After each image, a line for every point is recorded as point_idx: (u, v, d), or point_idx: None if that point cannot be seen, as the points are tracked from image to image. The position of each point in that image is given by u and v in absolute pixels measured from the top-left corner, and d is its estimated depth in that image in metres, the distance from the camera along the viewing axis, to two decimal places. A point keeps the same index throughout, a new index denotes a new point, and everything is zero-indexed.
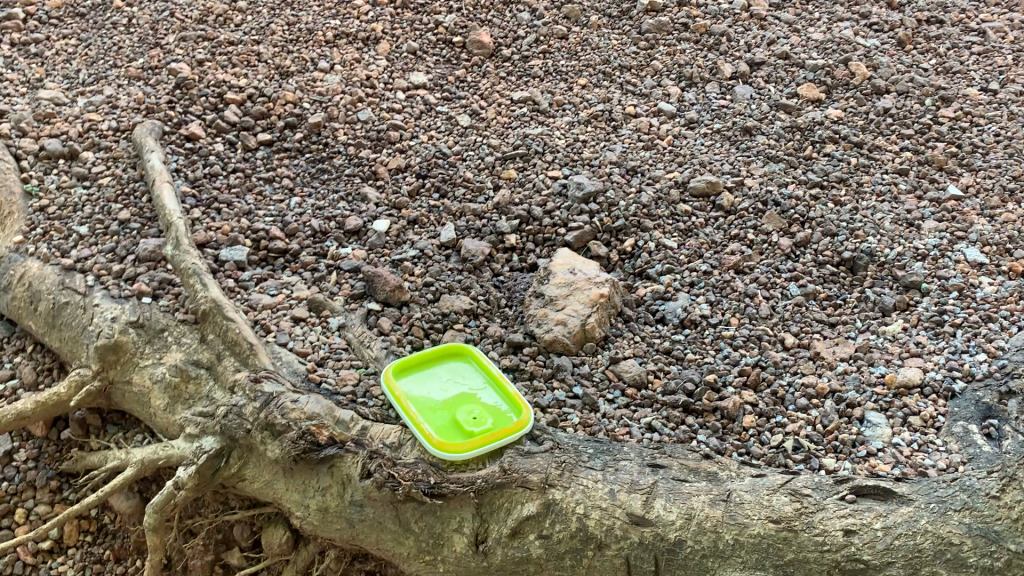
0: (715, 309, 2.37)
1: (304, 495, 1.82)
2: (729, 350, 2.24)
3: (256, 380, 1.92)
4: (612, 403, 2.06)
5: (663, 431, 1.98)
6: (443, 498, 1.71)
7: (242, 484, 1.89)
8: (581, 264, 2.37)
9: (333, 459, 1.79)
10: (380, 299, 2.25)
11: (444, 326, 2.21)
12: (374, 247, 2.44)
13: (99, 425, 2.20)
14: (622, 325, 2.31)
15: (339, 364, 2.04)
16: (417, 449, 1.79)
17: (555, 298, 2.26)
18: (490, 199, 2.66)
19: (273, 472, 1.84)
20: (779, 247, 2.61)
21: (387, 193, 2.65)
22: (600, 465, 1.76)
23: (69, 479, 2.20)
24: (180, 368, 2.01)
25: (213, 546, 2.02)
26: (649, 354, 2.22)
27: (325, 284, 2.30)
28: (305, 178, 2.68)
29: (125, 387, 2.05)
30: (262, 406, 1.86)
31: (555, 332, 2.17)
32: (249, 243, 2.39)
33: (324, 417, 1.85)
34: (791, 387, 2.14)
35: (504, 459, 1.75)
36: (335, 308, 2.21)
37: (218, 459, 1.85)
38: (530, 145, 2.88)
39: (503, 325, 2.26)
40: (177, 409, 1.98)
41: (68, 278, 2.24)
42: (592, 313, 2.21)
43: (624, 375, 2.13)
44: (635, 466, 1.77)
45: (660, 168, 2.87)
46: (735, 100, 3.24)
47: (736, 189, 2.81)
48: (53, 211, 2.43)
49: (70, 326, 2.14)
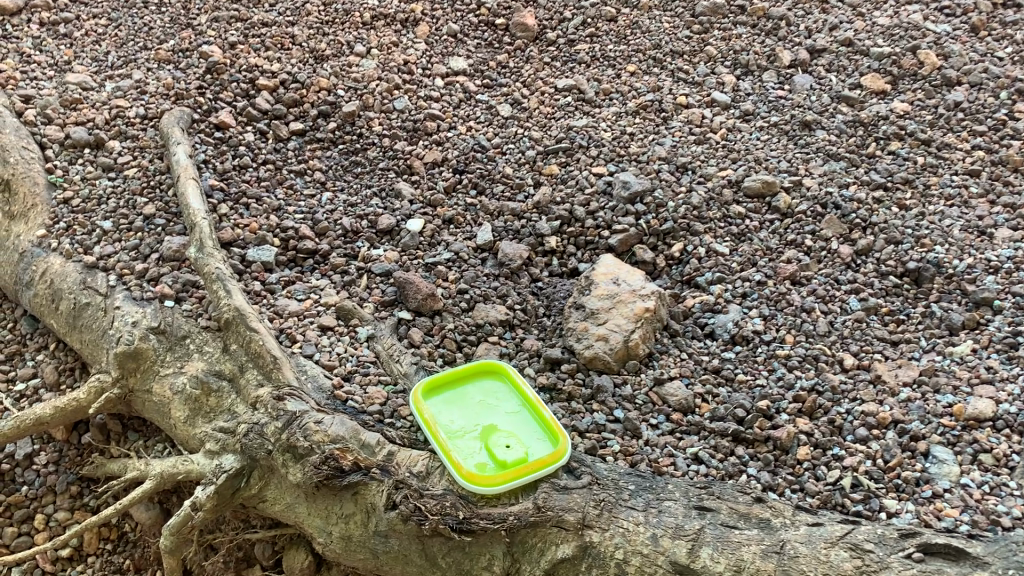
0: (769, 324, 2.22)
1: (327, 521, 1.74)
2: (784, 371, 2.09)
3: (279, 398, 1.81)
4: (656, 429, 1.93)
5: (710, 463, 1.84)
6: (473, 535, 1.61)
7: (263, 505, 1.82)
8: (626, 273, 2.20)
9: (357, 486, 1.69)
10: (412, 308, 2.13)
11: (478, 339, 2.09)
12: (407, 249, 2.31)
13: (120, 431, 2.12)
14: (668, 340, 2.17)
15: (366, 379, 1.93)
16: (446, 480, 1.68)
17: (597, 311, 2.11)
18: (531, 197, 2.52)
19: (295, 495, 1.76)
20: (839, 255, 2.44)
21: (422, 189, 2.52)
22: (642, 505, 1.63)
23: (89, 485, 2.14)
24: (202, 380, 1.91)
25: (234, 564, 1.96)
26: (697, 373, 2.07)
27: (354, 289, 2.18)
28: (337, 171, 2.56)
29: (145, 396, 1.98)
30: (284, 426, 1.76)
31: (595, 349, 2.04)
32: (278, 242, 2.27)
33: (348, 440, 1.74)
34: (850, 415, 1.99)
35: (539, 495, 1.64)
36: (364, 316, 2.09)
37: (237, 479, 1.78)
38: (574, 138, 2.72)
39: (541, 338, 2.14)
40: (198, 422, 1.90)
41: (90, 277, 2.16)
42: (636, 328, 2.06)
43: (670, 399, 1.98)
44: (679, 507, 1.63)
45: (713, 165, 2.70)
46: (794, 90, 3.06)
47: (794, 189, 2.64)
48: (77, 204, 2.35)
49: (92, 329, 2.07)
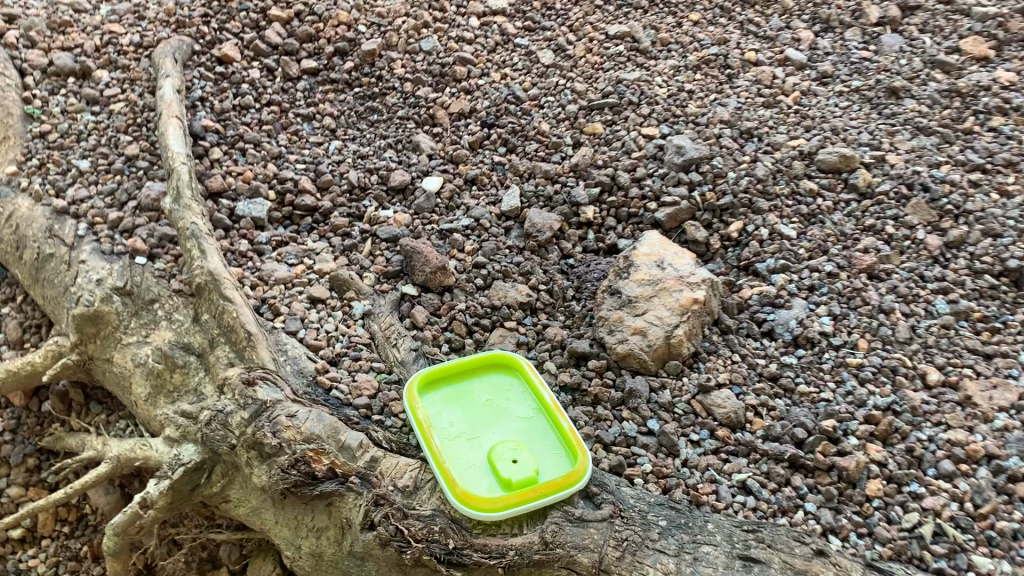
0: (839, 326, 1.88)
1: (296, 533, 1.47)
2: (854, 384, 1.75)
3: (249, 382, 1.52)
4: (697, 447, 1.63)
5: (760, 494, 1.54)
6: (465, 570, 1.33)
7: (226, 506, 1.55)
8: (672, 255, 1.86)
9: (332, 497, 1.41)
10: (418, 282, 1.82)
11: (492, 323, 1.79)
12: (421, 211, 2.00)
13: (82, 402, 1.86)
14: (717, 338, 1.85)
15: (357, 365, 1.64)
16: (436, 498, 1.39)
17: (635, 299, 1.78)
18: (568, 158, 2.18)
19: (261, 499, 1.48)
20: (926, 247, 2.06)
21: (444, 143, 2.20)
22: (674, 549, 1.34)
23: (49, 459, 1.88)
24: (166, 352, 1.64)
25: (197, 565, 1.71)
26: (751, 381, 1.76)
27: (355, 255, 1.88)
28: (351, 117, 2.25)
29: (105, 366, 1.72)
30: (251, 418, 1.48)
31: (630, 344, 1.73)
32: (273, 196, 1.98)
33: (325, 440, 1.45)
34: (933, 443, 1.63)
35: (548, 527, 1.35)
36: (361, 288, 1.79)
37: (197, 474, 1.51)
38: (624, 93, 2.37)
39: (566, 326, 1.83)
40: (159, 402, 1.63)
41: (58, 224, 1.89)
42: (681, 323, 1.73)
43: (716, 411, 1.67)
44: (720, 555, 1.32)
45: (782, 132, 2.34)
46: (881, 51, 2.65)
47: (876, 165, 2.26)
48: (54, 139, 2.08)
49: (53, 284, 1.80)
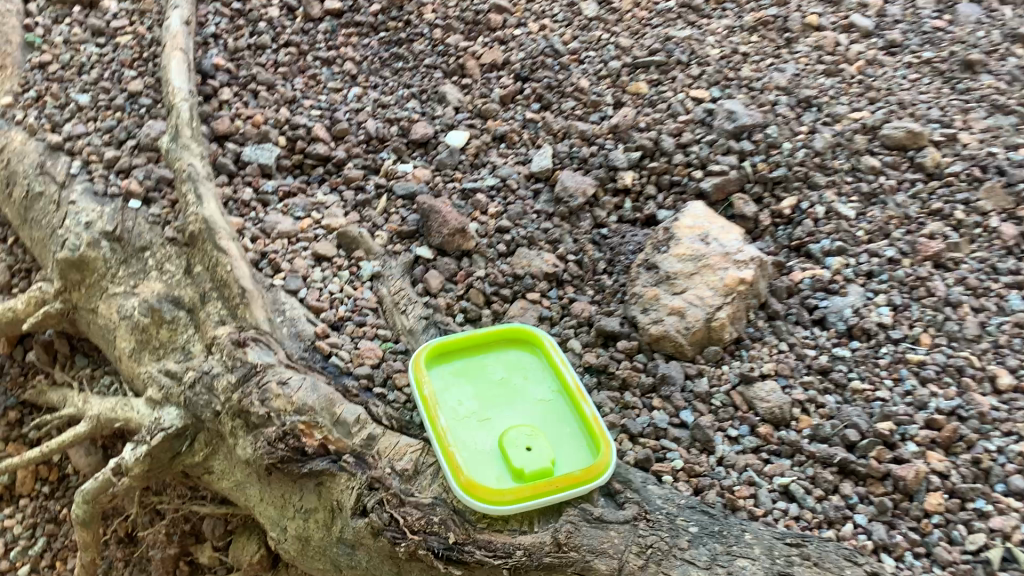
0: (900, 318, 1.68)
1: (283, 514, 1.31)
2: (915, 385, 1.56)
3: (239, 343, 1.37)
4: (735, 444, 1.46)
5: (804, 502, 1.37)
6: (465, 568, 1.17)
7: (209, 477, 1.41)
8: (718, 229, 1.67)
9: (322, 476, 1.26)
10: (434, 244, 1.65)
11: (513, 294, 1.63)
12: (443, 168, 1.83)
13: (68, 355, 1.71)
14: (763, 325, 1.66)
15: (360, 331, 1.49)
16: (438, 485, 1.24)
17: (673, 276, 1.60)
18: (608, 119, 1.99)
19: (246, 474, 1.34)
20: (999, 236, 1.83)
21: (472, 96, 2.02)
22: (705, 561, 1.17)
23: (32, 413, 1.75)
24: (154, 306, 1.50)
25: (178, 538, 1.57)
26: (798, 374, 1.57)
27: (368, 211, 1.71)
28: (373, 65, 2.08)
29: (89, 317, 1.58)
30: (238, 383, 1.33)
31: (665, 326, 1.55)
32: (283, 142, 1.81)
33: (318, 413, 1.30)
34: (1004, 456, 1.43)
35: (561, 526, 1.19)
36: (372, 247, 1.62)
37: (178, 441, 1.37)
38: (672, 51, 2.17)
39: (595, 302, 1.66)
40: (144, 359, 1.49)
41: (50, 161, 1.74)
42: (724, 305, 1.55)
43: (758, 405, 1.49)
44: (757, 571, 1.15)
45: (844, 104, 2.13)
46: (957, 21, 2.40)
47: (946, 144, 2.02)
48: (54, 70, 1.93)
49: (41, 226, 1.67)
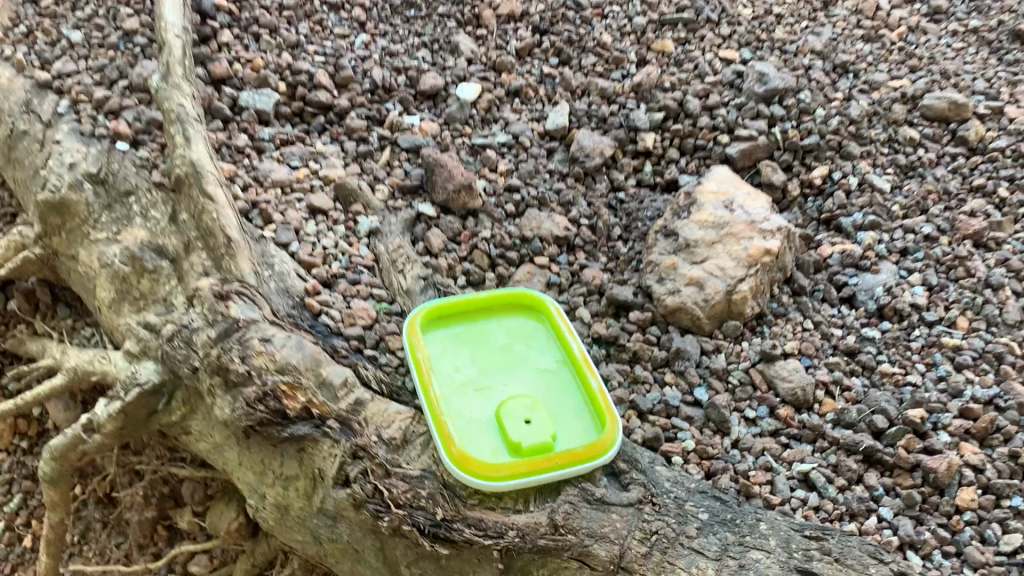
0: (935, 299, 1.57)
1: (261, 481, 1.22)
2: (949, 370, 1.44)
3: (221, 297, 1.27)
4: (752, 426, 1.36)
5: (825, 492, 1.27)
6: (453, 548, 1.08)
7: (186, 438, 1.32)
8: (744, 196, 1.55)
9: (303, 442, 1.16)
10: (438, 201, 1.55)
11: (520, 258, 1.52)
12: (452, 122, 1.72)
13: (50, 303, 1.62)
14: (788, 300, 1.55)
15: (353, 290, 1.39)
16: (427, 457, 1.15)
17: (693, 243, 1.49)
18: (630, 77, 1.87)
19: (224, 436, 1.24)
20: None
21: (487, 48, 1.90)
22: (714, 551, 1.07)
23: (14, 364, 1.66)
24: (135, 254, 1.39)
25: (157, 501, 1.49)
26: (823, 354, 1.46)
27: (369, 163, 1.61)
28: (384, 11, 1.95)
29: (69, 265, 1.49)
30: (218, 338, 1.23)
31: (682, 296, 1.44)
32: (284, 88, 1.70)
33: (302, 373, 1.20)
34: None
35: (558, 507, 1.09)
36: (371, 202, 1.52)
37: (154, 399, 1.28)
38: (702, 9, 2.04)
39: (608, 270, 1.55)
40: (123, 310, 1.38)
41: (36, 99, 1.62)
42: (747, 277, 1.44)
43: (779, 385, 1.39)
44: (772, 565, 1.05)
45: (883, 71, 1.99)
46: None
47: (993, 118, 1.89)
48: (47, 5, 1.82)
49: (23, 166, 1.55)
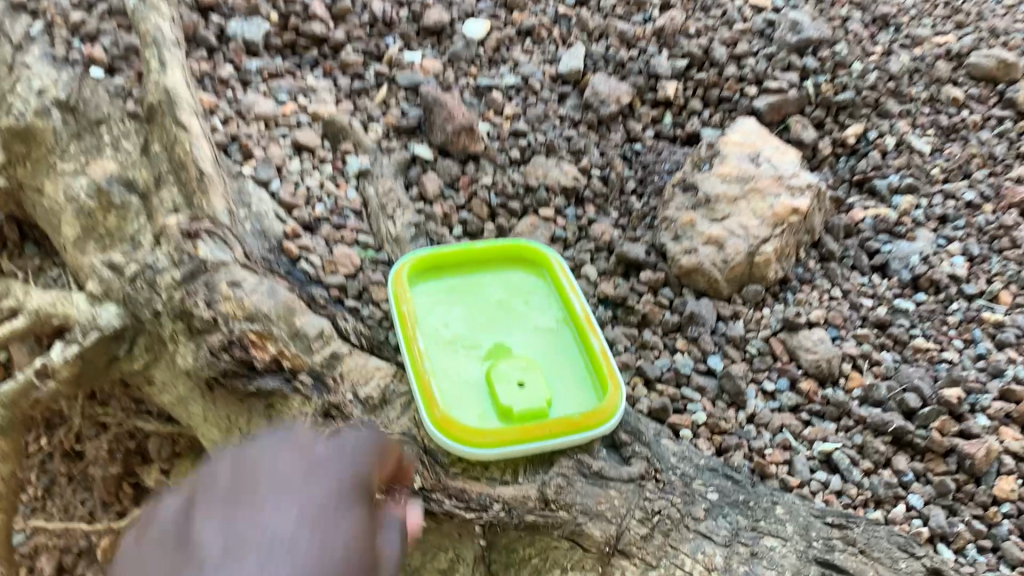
0: (976, 270, 1.43)
1: (227, 439, 1.12)
2: (989, 348, 1.32)
3: (190, 236, 1.15)
4: (771, 400, 1.23)
5: (849, 476, 1.15)
6: (431, 521, 0.95)
7: (150, 390, 1.21)
8: (772, 149, 1.41)
9: (271, 398, 1.04)
10: (436, 144, 1.42)
11: (524, 209, 1.39)
12: (456, 61, 1.58)
13: (17, 243, 1.49)
14: (815, 265, 1.41)
15: (337, 236, 1.26)
16: (408, 421, 1.03)
17: (714, 199, 1.35)
18: (652, 21, 1.72)
19: (189, 388, 1.13)
20: None
21: None
22: (724, 536, 0.95)
23: None
24: (102, 187, 1.27)
25: (121, 457, 1.39)
26: (852, 326, 1.33)
27: (364, 102, 1.48)
28: None
29: (35, 198, 1.36)
30: (184, 280, 1.11)
31: (699, 256, 1.31)
32: (275, 18, 1.56)
33: (273, 322, 1.08)
34: None
35: (551, 480, 0.97)
36: (363, 141, 1.38)
37: (115, 344, 1.17)
38: None
39: (620, 226, 1.42)
40: (88, 248, 1.27)
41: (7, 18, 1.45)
42: (772, 238, 1.31)
43: (802, 356, 1.26)
44: (788, 555, 0.94)
45: (926, 26, 1.81)
46: None
47: None
48: None
49: None
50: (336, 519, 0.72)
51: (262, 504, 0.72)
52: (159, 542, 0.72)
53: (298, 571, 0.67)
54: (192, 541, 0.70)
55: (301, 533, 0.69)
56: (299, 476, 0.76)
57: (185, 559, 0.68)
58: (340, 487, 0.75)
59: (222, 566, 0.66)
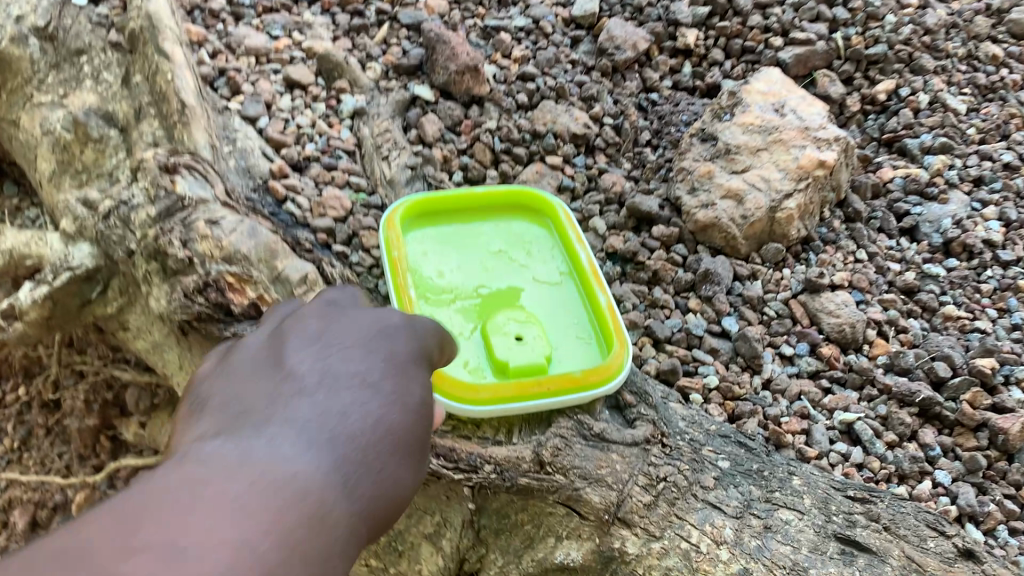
0: (1013, 235, 1.33)
1: None
2: None
3: (168, 170, 1.06)
4: (789, 365, 1.15)
5: (872, 448, 1.06)
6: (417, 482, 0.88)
7: (124, 335, 1.14)
8: (797, 99, 1.31)
9: None
10: (438, 85, 1.33)
11: (529, 157, 1.31)
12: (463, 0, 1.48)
13: None
14: (840, 226, 1.32)
15: (326, 176, 1.19)
16: None
17: (734, 150, 1.26)
18: None
19: (164, 334, 1.06)
20: None
21: None
22: (736, 508, 0.86)
23: None
24: (78, 119, 1.17)
25: (97, 409, 1.31)
26: (878, 290, 1.25)
27: (363, 39, 1.39)
28: None
29: (11, 132, 1.27)
30: (160, 218, 1.03)
31: (715, 211, 1.22)
32: None
33: (253, 264, 1.00)
34: None
35: (547, 441, 0.89)
36: (360, 79, 1.31)
37: (88, 286, 1.09)
38: None
39: (632, 178, 1.33)
40: (64, 184, 1.18)
41: None
42: (796, 192, 1.22)
43: (824, 320, 1.17)
44: (806, 530, 0.85)
45: None
46: None
47: None
48: None
49: None
50: (415, 377, 0.61)
51: (340, 347, 0.60)
52: (240, 372, 0.61)
53: (372, 418, 0.56)
54: (286, 360, 0.60)
55: (385, 380, 0.59)
56: (371, 329, 0.63)
57: (271, 381, 0.57)
58: (427, 353, 0.65)
59: (298, 402, 0.55)
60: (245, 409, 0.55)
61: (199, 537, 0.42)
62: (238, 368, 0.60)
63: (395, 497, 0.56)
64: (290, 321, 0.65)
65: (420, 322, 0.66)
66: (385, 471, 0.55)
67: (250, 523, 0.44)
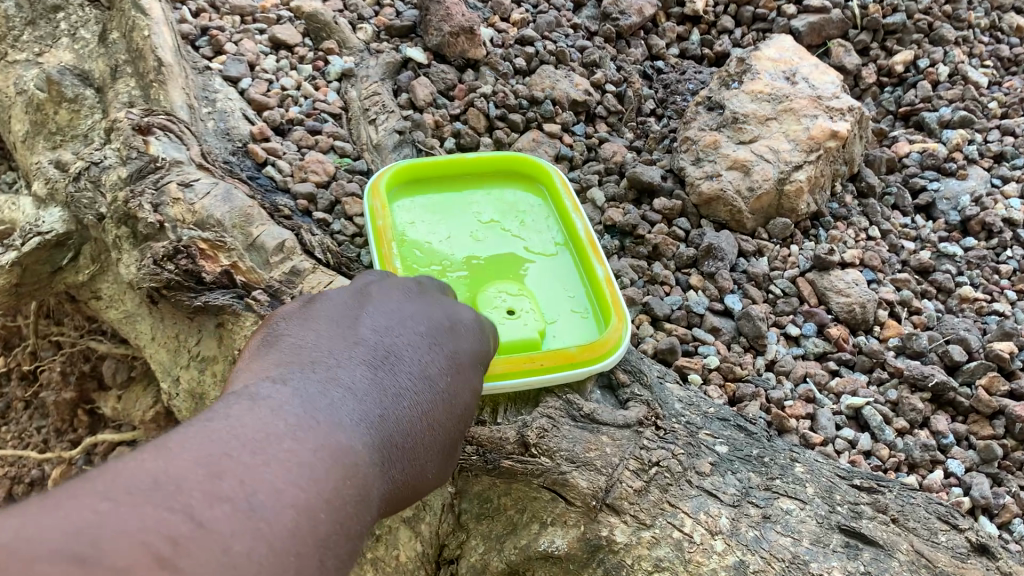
0: None
1: (175, 361, 0.98)
2: None
3: (141, 131, 1.00)
4: (794, 346, 1.10)
5: (881, 435, 1.00)
6: None
7: (97, 305, 1.08)
8: (809, 67, 1.25)
9: (221, 316, 0.91)
10: (432, 47, 1.27)
11: (526, 125, 1.25)
12: None
13: None
14: (852, 202, 1.26)
15: (308, 139, 1.15)
16: None
17: (741, 119, 1.20)
18: None
19: (137, 303, 1.02)
20: None
21: None
22: (733, 497, 0.80)
23: None
24: (52, 77, 1.10)
25: (75, 381, 1.26)
26: (891, 269, 1.18)
27: None
28: None
29: None
30: (131, 180, 0.97)
31: (720, 182, 1.16)
32: None
33: (228, 232, 0.95)
34: None
35: (532, 423, 0.83)
36: (348, 40, 1.26)
37: (59, 253, 1.03)
38: None
39: (634, 148, 1.27)
40: (37, 146, 1.10)
41: None
42: (805, 164, 1.15)
43: (833, 300, 1.11)
44: (808, 521, 0.79)
45: None
46: None
47: None
48: None
49: None
50: (472, 383, 0.62)
51: (414, 327, 0.60)
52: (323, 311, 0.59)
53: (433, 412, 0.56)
54: (351, 329, 0.57)
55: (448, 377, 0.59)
56: (444, 321, 0.63)
57: (343, 335, 0.56)
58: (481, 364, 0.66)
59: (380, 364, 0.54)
60: (319, 353, 0.53)
61: (284, 492, 0.38)
62: (307, 324, 0.57)
63: (414, 489, 0.54)
64: (356, 299, 0.61)
65: (473, 328, 0.65)
66: (422, 460, 0.54)
67: (325, 483, 0.41)
